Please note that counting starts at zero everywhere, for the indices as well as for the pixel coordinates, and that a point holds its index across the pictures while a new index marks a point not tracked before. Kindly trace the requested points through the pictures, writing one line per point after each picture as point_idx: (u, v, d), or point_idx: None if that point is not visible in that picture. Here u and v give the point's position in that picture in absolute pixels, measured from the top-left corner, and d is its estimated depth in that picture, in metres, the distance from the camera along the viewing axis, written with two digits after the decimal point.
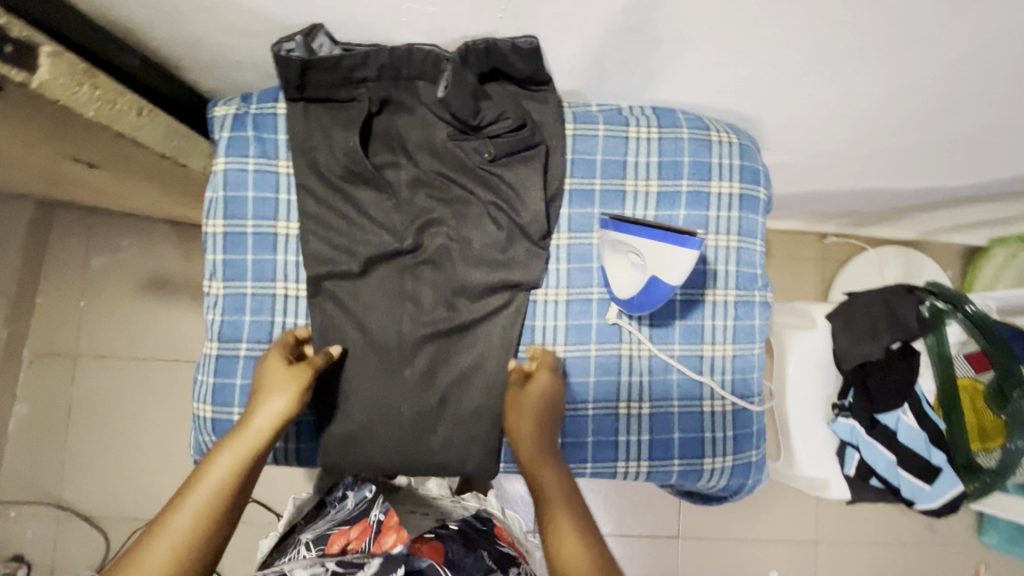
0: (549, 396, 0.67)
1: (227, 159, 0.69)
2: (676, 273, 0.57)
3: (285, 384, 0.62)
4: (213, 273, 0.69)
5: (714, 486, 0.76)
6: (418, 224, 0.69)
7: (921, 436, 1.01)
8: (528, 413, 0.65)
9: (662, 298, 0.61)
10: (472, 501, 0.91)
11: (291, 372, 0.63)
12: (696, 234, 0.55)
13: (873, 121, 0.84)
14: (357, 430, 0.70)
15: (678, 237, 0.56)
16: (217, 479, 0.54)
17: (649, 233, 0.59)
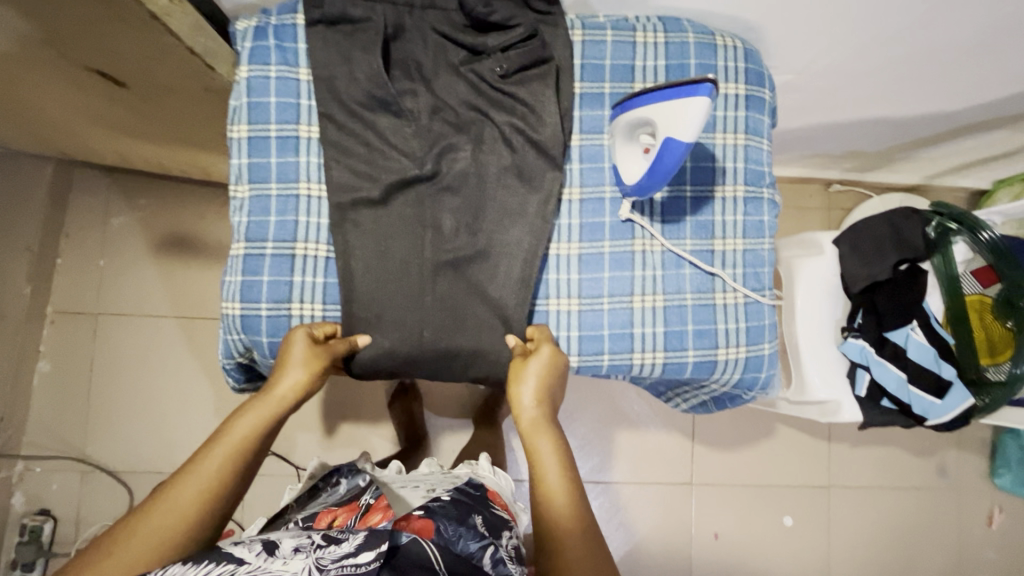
0: (549, 367, 0.69)
1: (249, 67, 0.72)
2: (689, 128, 0.59)
3: (303, 362, 0.65)
4: (238, 177, 0.72)
5: (728, 381, 0.78)
6: (436, 151, 0.72)
7: (931, 351, 1.03)
8: (535, 388, 0.67)
9: (674, 164, 0.62)
10: (463, 470, 1.01)
11: (310, 353, 0.66)
12: (708, 80, 0.57)
13: (874, 33, 0.85)
14: (382, 351, 0.72)
15: (687, 86, 0.59)
16: (230, 449, 0.59)
17: (659, 98, 0.61)
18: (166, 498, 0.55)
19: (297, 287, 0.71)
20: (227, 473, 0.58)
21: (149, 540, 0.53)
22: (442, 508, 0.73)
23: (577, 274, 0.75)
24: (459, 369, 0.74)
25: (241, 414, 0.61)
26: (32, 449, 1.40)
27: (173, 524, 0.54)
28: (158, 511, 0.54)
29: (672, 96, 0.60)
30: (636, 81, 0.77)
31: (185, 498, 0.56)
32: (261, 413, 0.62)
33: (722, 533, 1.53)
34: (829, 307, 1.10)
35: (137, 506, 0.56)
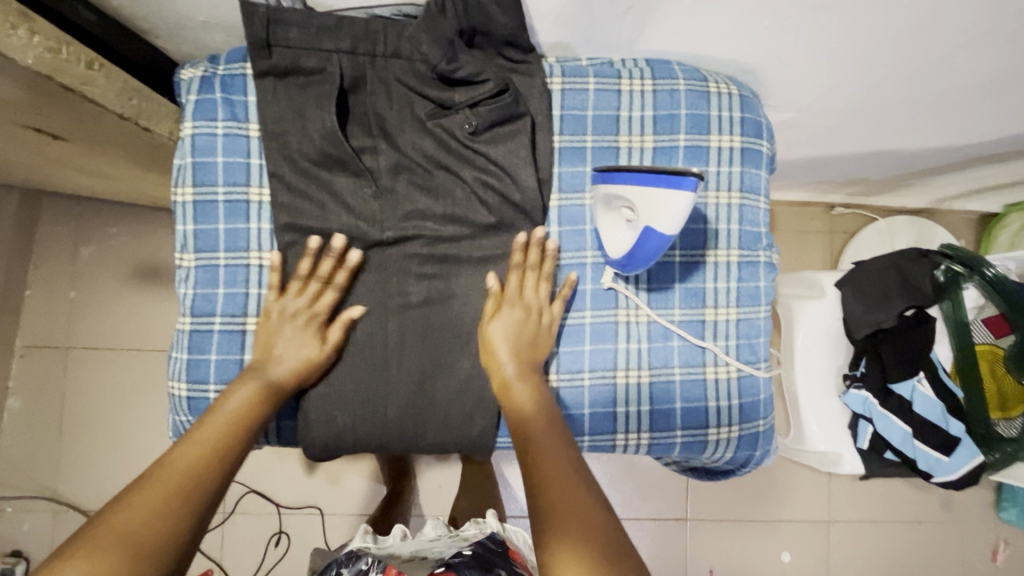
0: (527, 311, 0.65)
1: (194, 123, 0.65)
2: (672, 221, 0.54)
3: (300, 339, 0.63)
4: (184, 245, 0.65)
5: (719, 459, 0.72)
6: (400, 215, 0.65)
7: (938, 406, 0.97)
8: (514, 326, 0.64)
9: (656, 251, 0.57)
10: (471, 529, 0.94)
11: (304, 334, 0.63)
12: (692, 173, 0.51)
13: (884, 72, 0.78)
14: (339, 433, 0.65)
15: (670, 176, 0.52)
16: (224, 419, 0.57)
17: (639, 179, 0.55)
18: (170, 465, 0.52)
19: (249, 366, 0.65)
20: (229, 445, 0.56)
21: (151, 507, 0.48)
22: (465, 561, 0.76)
23: (556, 347, 0.68)
24: (432, 450, 0.68)
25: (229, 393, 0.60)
26: (3, 488, 1.35)
27: (177, 485, 0.50)
28: (158, 477, 0.50)
29: (654, 184, 0.54)
30: (621, 133, 0.70)
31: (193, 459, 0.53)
32: (260, 389, 0.61)
33: (718, 569, 1.48)
34: (830, 354, 1.04)
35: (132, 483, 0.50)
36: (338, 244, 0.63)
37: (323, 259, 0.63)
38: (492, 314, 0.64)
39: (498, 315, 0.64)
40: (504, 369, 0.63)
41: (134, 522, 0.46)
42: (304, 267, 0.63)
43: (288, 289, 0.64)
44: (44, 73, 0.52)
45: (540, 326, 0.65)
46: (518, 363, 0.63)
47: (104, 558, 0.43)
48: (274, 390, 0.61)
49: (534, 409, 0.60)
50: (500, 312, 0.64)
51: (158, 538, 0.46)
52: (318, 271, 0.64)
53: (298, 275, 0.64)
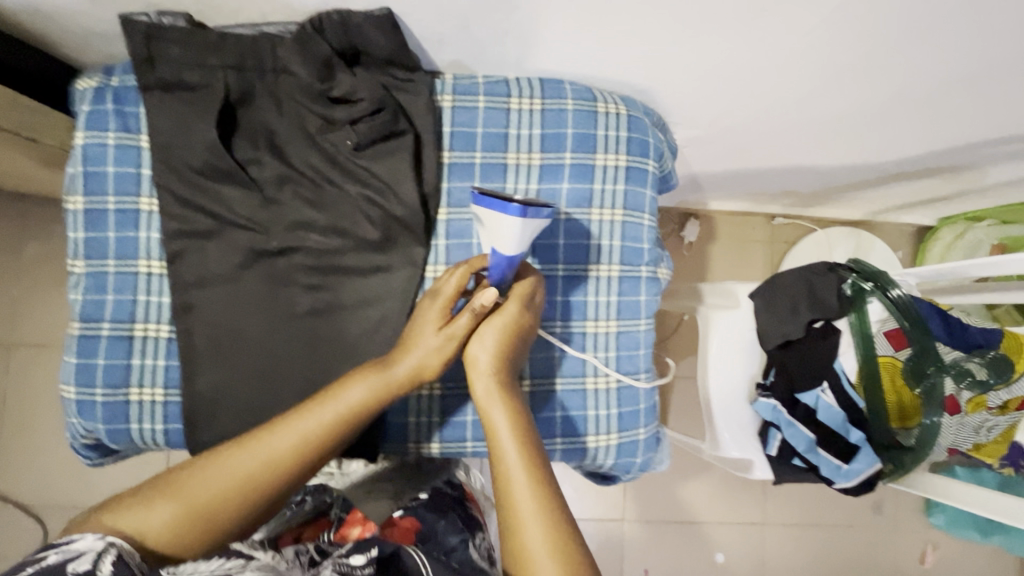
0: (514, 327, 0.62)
1: (85, 133, 0.66)
2: (510, 242, 0.56)
3: (427, 328, 0.62)
4: (75, 252, 0.67)
5: (602, 465, 0.75)
6: (286, 227, 0.67)
7: (841, 415, 0.99)
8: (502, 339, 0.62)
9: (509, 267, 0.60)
10: None
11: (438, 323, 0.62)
12: (515, 201, 0.53)
13: (777, 94, 0.82)
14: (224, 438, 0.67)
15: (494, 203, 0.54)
16: (335, 410, 0.59)
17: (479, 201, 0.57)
18: (260, 443, 0.57)
19: (138, 370, 0.67)
20: (319, 441, 0.58)
21: (227, 481, 0.55)
22: (426, 502, 0.75)
23: None
24: None
25: (355, 379, 0.60)
26: None
27: (258, 473, 0.56)
28: (251, 450, 0.56)
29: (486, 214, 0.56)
30: (509, 150, 0.71)
31: (282, 447, 0.57)
32: (375, 387, 0.60)
33: (653, 569, 1.51)
34: (744, 363, 1.07)
35: (229, 442, 0.58)
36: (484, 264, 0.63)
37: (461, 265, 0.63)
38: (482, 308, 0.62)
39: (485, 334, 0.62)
40: (484, 377, 0.62)
41: (206, 493, 0.54)
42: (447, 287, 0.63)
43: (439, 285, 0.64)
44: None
45: (525, 340, 0.64)
46: (499, 376, 0.62)
47: (166, 516, 0.52)
48: (395, 389, 0.61)
49: (516, 439, 0.58)
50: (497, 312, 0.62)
51: (218, 516, 0.54)
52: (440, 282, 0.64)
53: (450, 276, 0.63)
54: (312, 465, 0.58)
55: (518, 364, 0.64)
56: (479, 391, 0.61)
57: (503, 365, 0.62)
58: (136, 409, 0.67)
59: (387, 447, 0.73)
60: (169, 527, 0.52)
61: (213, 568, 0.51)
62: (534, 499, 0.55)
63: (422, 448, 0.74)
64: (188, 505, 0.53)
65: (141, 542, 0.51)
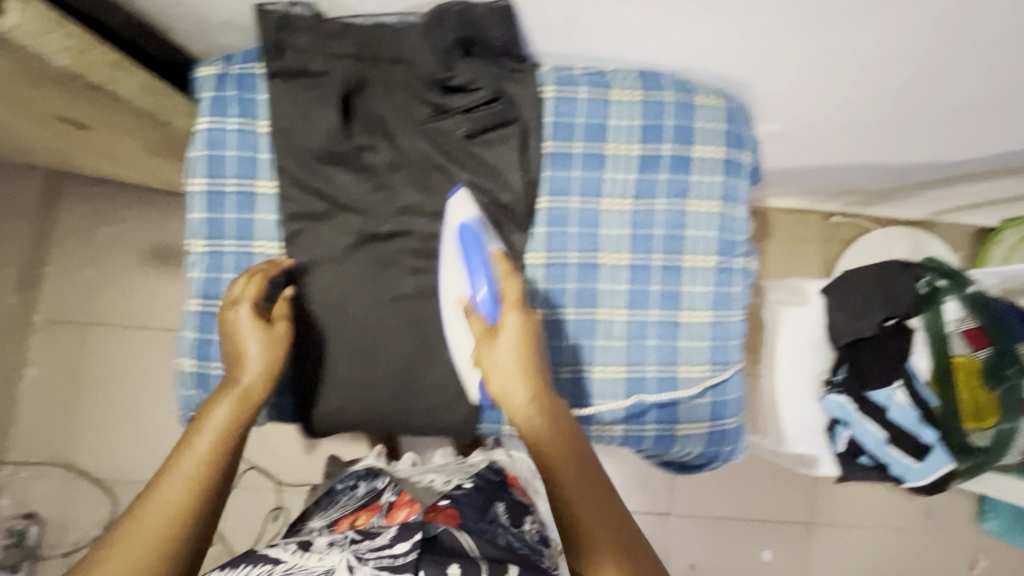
0: (527, 335, 0.61)
1: (209, 119, 0.70)
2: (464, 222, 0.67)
3: (258, 342, 0.63)
4: (195, 231, 0.70)
5: (690, 453, 0.76)
6: (395, 210, 0.69)
7: (913, 414, 0.99)
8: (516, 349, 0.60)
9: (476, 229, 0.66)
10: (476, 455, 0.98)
11: (265, 336, 0.63)
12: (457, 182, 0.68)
13: (873, 88, 0.81)
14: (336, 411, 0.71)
15: (457, 228, 0.66)
16: (216, 429, 0.58)
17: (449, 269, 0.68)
18: (155, 497, 0.54)
19: None
20: (206, 472, 0.56)
21: (146, 544, 0.51)
22: (465, 500, 0.73)
23: (537, 342, 0.72)
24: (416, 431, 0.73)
25: (216, 402, 0.60)
26: (18, 454, 1.41)
27: (175, 516, 0.53)
28: (158, 501, 0.54)
29: (465, 241, 0.66)
30: (609, 141, 0.73)
31: (183, 486, 0.55)
32: (235, 403, 0.60)
33: (699, 564, 1.52)
34: (812, 359, 1.07)
35: (122, 512, 0.54)
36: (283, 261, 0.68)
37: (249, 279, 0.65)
38: (485, 335, 0.61)
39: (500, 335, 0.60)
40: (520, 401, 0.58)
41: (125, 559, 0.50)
42: (229, 293, 0.64)
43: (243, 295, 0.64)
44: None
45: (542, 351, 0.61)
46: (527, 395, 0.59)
47: None
48: (254, 397, 0.61)
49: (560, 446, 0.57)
50: (500, 330, 0.61)
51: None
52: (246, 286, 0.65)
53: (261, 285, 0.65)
54: (216, 494, 0.56)
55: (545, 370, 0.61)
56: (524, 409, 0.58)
57: (535, 372, 0.60)
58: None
59: (481, 428, 0.75)
60: None
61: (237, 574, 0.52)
62: (589, 507, 0.54)
63: (515, 430, 0.74)
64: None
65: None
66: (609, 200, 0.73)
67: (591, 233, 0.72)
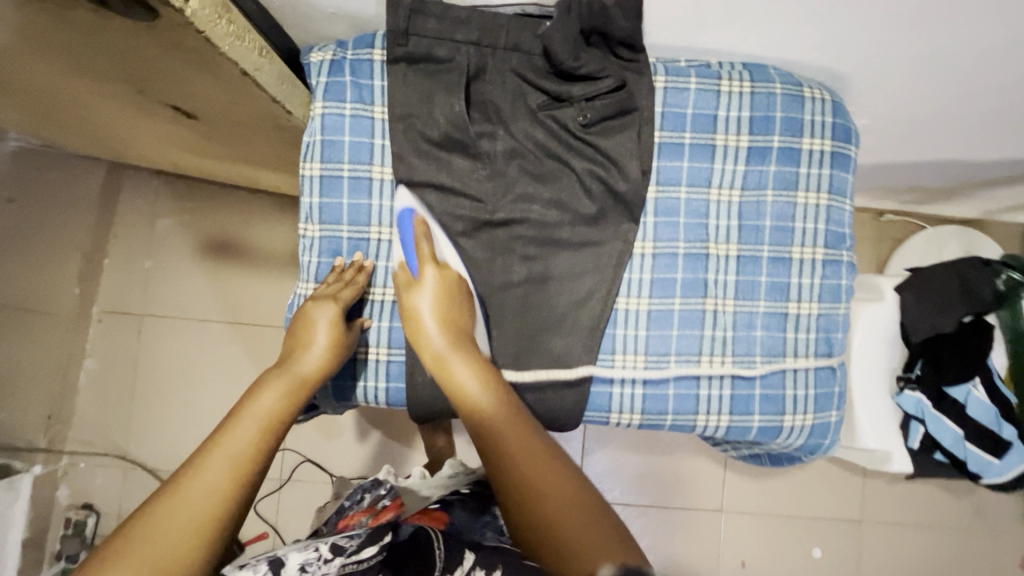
0: (444, 292, 0.66)
1: (324, 104, 0.71)
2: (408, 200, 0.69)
3: (321, 326, 0.67)
4: (309, 216, 0.72)
5: (791, 444, 0.77)
6: (509, 197, 0.71)
7: (992, 411, 1.01)
8: (437, 306, 0.65)
9: (412, 218, 0.68)
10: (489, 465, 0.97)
11: (332, 321, 0.67)
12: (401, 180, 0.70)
13: (977, 84, 0.80)
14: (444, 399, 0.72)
15: (398, 220, 0.69)
16: (260, 416, 0.60)
17: (400, 242, 0.69)
18: (196, 478, 0.54)
19: (367, 330, 0.73)
20: (250, 459, 0.57)
21: (186, 525, 0.52)
22: (455, 504, 0.78)
23: (645, 331, 0.74)
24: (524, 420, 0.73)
25: (265, 387, 0.63)
26: (77, 445, 1.41)
27: (222, 499, 0.54)
28: (196, 487, 0.54)
29: (404, 232, 0.69)
30: (717, 132, 0.74)
31: (222, 473, 0.55)
32: (290, 388, 0.63)
33: (750, 561, 1.52)
34: (886, 355, 1.05)
35: (157, 492, 0.54)
36: (366, 265, 0.71)
37: (343, 270, 0.71)
38: (409, 289, 0.67)
39: (425, 281, 0.66)
40: (435, 345, 0.65)
41: (167, 542, 0.51)
42: (331, 281, 0.70)
43: (325, 284, 0.70)
44: (235, 60, 0.57)
45: (466, 305, 0.67)
46: (445, 340, 0.64)
47: None
48: (304, 389, 0.64)
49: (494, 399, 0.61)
50: (419, 285, 0.67)
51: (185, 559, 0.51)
52: (344, 281, 0.70)
53: (337, 274, 0.71)
54: (253, 484, 0.57)
55: (465, 324, 0.66)
56: (435, 363, 0.64)
57: (455, 325, 0.65)
58: (368, 365, 0.74)
59: (588, 415, 0.74)
60: None
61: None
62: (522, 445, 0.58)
63: (620, 418, 0.75)
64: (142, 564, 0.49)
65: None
66: (717, 191, 0.74)
67: (700, 224, 0.74)
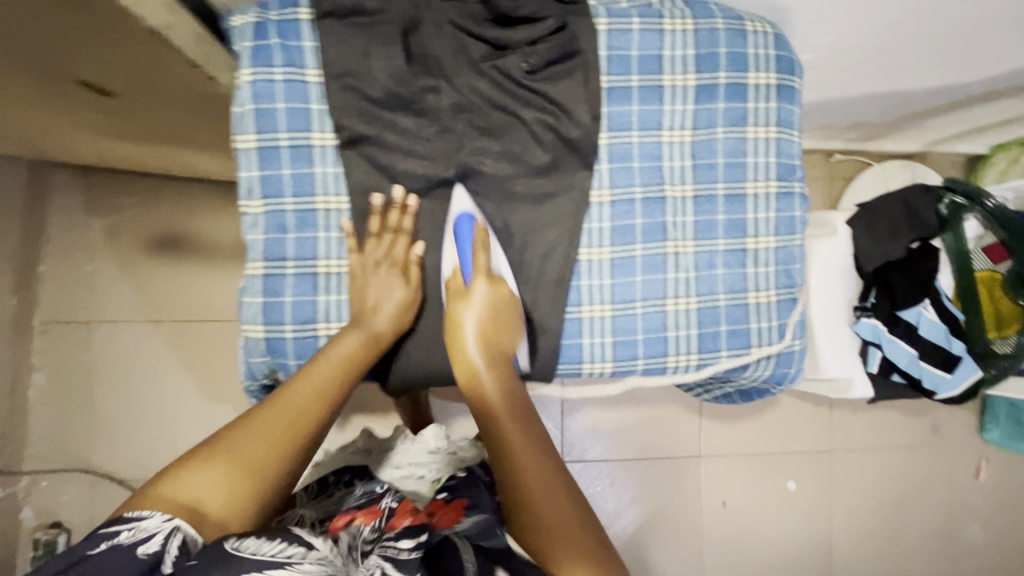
0: (494, 308, 0.69)
1: (252, 69, 0.66)
2: (464, 201, 0.70)
3: (387, 284, 0.69)
4: (250, 191, 0.69)
5: (759, 377, 0.79)
6: (459, 154, 0.69)
7: (941, 328, 1.06)
8: (480, 325, 0.69)
9: (468, 225, 0.69)
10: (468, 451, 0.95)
11: (389, 275, 0.70)
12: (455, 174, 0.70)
13: (913, 9, 0.80)
14: (418, 362, 0.74)
15: (454, 221, 0.70)
16: (336, 364, 0.66)
17: (454, 242, 0.71)
18: (283, 406, 0.62)
19: (324, 306, 0.71)
20: (325, 397, 0.64)
21: (270, 439, 0.60)
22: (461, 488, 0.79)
23: (609, 279, 0.73)
24: None
25: (340, 336, 0.68)
26: (36, 463, 1.33)
27: (297, 430, 0.62)
28: (278, 414, 0.62)
29: (460, 237, 0.70)
30: (664, 73, 0.73)
31: (300, 406, 0.63)
32: (365, 342, 0.68)
33: (730, 500, 1.58)
34: (842, 288, 1.10)
35: (255, 408, 0.63)
36: (407, 204, 0.70)
37: (388, 213, 0.70)
38: (460, 299, 0.70)
39: (473, 295, 0.69)
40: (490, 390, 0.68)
41: (252, 453, 0.59)
42: (374, 225, 0.70)
43: (365, 246, 0.70)
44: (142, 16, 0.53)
45: (510, 324, 0.70)
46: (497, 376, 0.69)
47: (216, 475, 0.56)
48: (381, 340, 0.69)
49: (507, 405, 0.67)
50: (468, 299, 0.69)
51: (266, 470, 0.59)
52: (389, 224, 0.70)
53: (374, 230, 0.70)
54: (325, 419, 0.64)
55: (507, 346, 0.71)
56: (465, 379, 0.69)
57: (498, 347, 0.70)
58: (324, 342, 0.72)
59: (560, 369, 0.75)
60: (224, 485, 0.56)
61: (274, 550, 0.47)
62: (532, 455, 0.63)
63: (592, 369, 0.75)
64: (239, 462, 0.58)
65: (202, 517, 0.53)
66: (669, 132, 0.73)
67: (655, 167, 0.74)
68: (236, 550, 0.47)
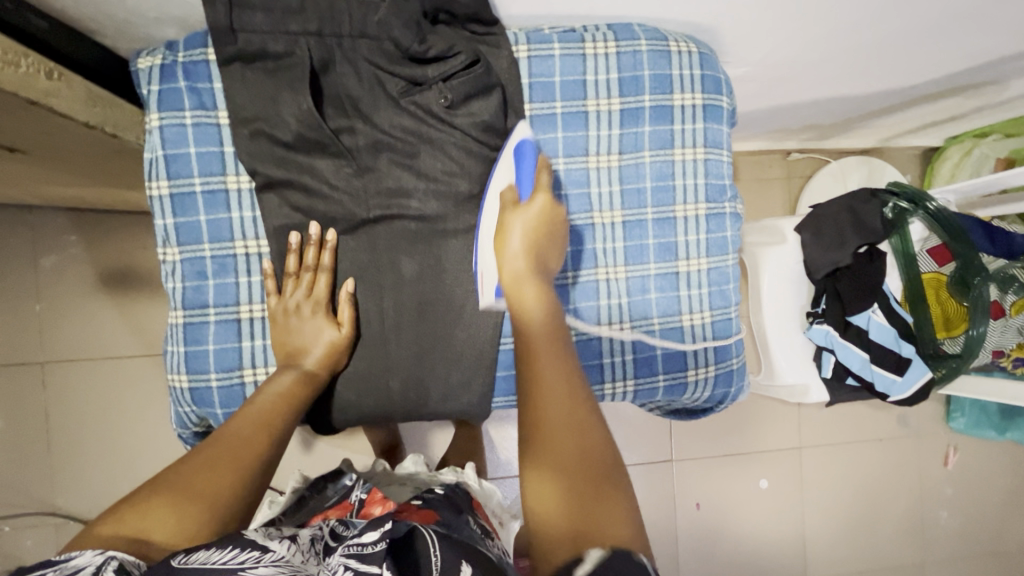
0: (543, 219, 0.63)
1: (161, 114, 0.66)
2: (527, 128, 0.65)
3: (313, 326, 0.68)
4: (166, 239, 0.68)
5: (699, 397, 0.79)
6: (379, 193, 0.68)
7: (892, 332, 1.05)
8: (526, 234, 0.62)
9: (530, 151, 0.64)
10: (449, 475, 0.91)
11: (314, 316, 0.68)
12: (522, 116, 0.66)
13: (844, 21, 0.79)
14: (348, 406, 0.72)
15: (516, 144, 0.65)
16: (279, 395, 0.65)
17: (519, 160, 0.64)
18: (229, 437, 0.59)
19: (252, 352, 0.70)
20: (273, 425, 0.62)
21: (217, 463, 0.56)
22: (438, 501, 0.71)
23: None
24: (438, 416, 0.74)
25: (278, 375, 0.67)
26: None
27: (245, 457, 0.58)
28: (223, 444, 0.58)
29: (521, 165, 0.64)
30: (589, 98, 0.72)
31: (247, 433, 0.60)
32: (300, 377, 0.67)
33: (704, 502, 1.59)
34: (794, 293, 1.11)
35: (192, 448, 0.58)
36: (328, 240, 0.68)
37: (307, 249, 0.68)
38: (513, 208, 0.63)
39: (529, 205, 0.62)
40: (514, 266, 0.62)
41: (199, 479, 0.54)
42: (291, 264, 0.68)
43: (285, 288, 0.69)
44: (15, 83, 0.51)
45: (553, 242, 0.64)
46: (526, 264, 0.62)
47: (161, 504, 0.51)
48: (322, 369, 0.68)
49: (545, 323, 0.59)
50: (525, 207, 0.63)
51: (220, 494, 0.54)
52: (306, 262, 0.68)
53: (290, 273, 0.68)
54: (275, 449, 0.61)
55: (551, 262, 0.64)
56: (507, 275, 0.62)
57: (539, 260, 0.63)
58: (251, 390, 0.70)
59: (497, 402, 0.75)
60: (173, 511, 0.50)
61: (226, 556, 0.44)
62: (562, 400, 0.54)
63: None
64: (189, 488, 0.53)
65: (145, 544, 0.48)
66: (595, 158, 0.73)
67: (582, 194, 0.73)
68: (184, 564, 0.43)
